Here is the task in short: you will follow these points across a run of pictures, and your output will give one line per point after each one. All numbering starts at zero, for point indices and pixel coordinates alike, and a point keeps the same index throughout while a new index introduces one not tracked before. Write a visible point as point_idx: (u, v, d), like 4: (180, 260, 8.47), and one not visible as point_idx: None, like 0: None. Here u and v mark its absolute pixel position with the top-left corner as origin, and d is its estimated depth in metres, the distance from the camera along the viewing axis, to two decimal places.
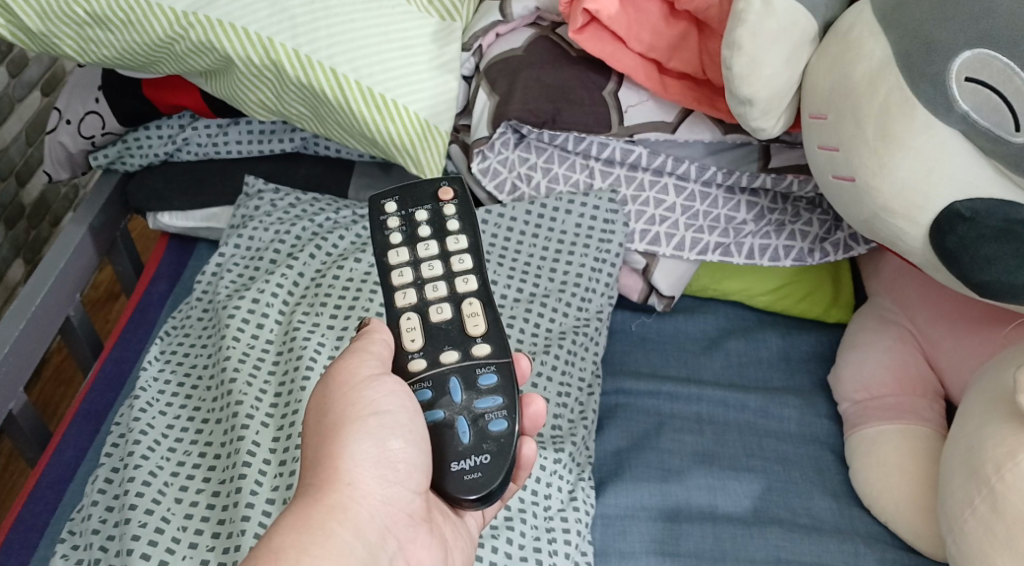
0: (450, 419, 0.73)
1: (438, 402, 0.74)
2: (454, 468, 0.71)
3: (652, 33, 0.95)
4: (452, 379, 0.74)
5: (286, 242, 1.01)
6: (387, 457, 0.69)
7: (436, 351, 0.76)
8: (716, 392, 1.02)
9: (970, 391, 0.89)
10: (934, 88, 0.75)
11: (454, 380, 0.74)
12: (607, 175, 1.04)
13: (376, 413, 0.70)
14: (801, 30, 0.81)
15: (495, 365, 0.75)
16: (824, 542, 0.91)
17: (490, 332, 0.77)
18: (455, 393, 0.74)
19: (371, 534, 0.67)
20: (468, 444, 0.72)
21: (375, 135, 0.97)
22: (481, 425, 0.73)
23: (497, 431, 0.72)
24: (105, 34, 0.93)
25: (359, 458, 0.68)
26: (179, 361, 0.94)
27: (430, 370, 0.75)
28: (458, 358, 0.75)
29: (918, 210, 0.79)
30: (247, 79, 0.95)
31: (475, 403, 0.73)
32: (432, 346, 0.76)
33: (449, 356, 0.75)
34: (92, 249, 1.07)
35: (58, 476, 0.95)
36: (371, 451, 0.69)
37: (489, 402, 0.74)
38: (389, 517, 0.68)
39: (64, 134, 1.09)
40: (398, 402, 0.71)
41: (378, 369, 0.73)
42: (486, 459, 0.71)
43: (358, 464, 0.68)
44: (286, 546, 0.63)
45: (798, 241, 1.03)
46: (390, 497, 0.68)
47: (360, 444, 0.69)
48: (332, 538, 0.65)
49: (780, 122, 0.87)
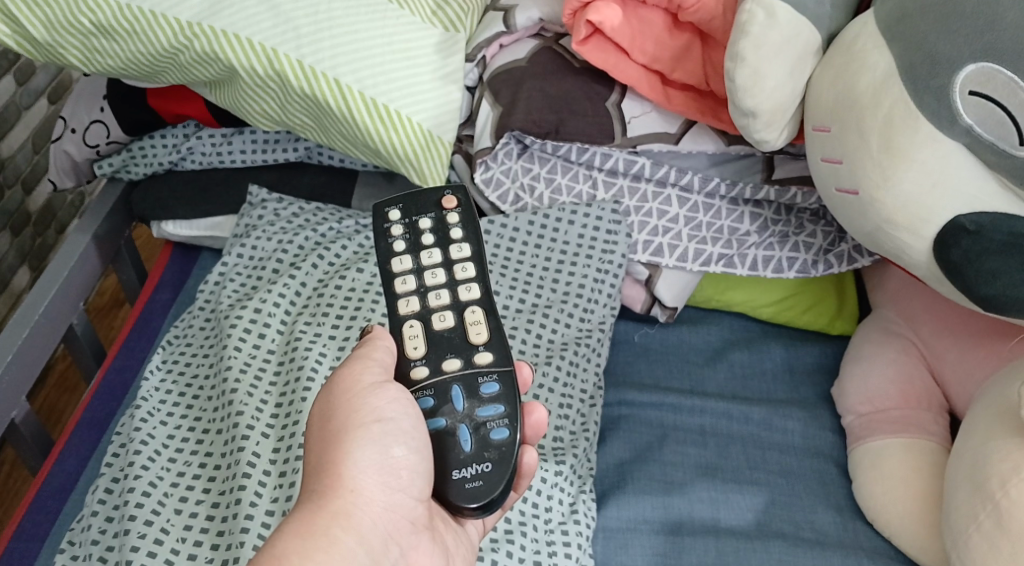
0: (452, 427, 0.73)
1: (439, 409, 0.73)
2: (455, 477, 0.71)
3: (655, 44, 0.94)
4: (453, 387, 0.74)
5: (289, 252, 1.01)
6: (390, 464, 0.69)
7: (439, 359, 0.75)
8: (718, 404, 1.01)
9: (975, 406, 0.89)
10: (938, 101, 0.75)
11: (456, 388, 0.74)
12: (610, 187, 1.03)
13: (379, 420, 0.70)
14: (804, 41, 0.80)
15: (497, 374, 0.75)
16: (827, 556, 0.90)
17: (492, 340, 0.77)
18: (456, 400, 0.74)
19: (374, 542, 0.67)
20: (469, 452, 0.72)
21: (378, 146, 0.97)
22: (483, 433, 0.72)
23: (499, 440, 0.72)
24: (110, 43, 0.93)
25: (362, 464, 0.68)
26: (181, 371, 0.94)
27: (431, 379, 0.75)
28: (460, 366, 0.75)
29: (922, 222, 0.78)
30: (250, 89, 0.95)
31: (477, 411, 0.73)
32: (434, 354, 0.76)
33: (451, 363, 0.75)
34: (96, 257, 1.07)
35: (59, 486, 0.95)
36: (374, 458, 0.68)
37: (491, 410, 0.73)
38: (391, 524, 0.68)
39: (69, 143, 1.09)
40: (401, 410, 0.71)
41: (381, 376, 0.73)
42: (487, 467, 0.71)
43: (361, 471, 0.68)
44: (289, 552, 0.63)
45: (802, 253, 1.03)
46: (392, 504, 0.68)
47: (363, 451, 0.68)
48: (334, 544, 0.65)
49: (783, 135, 0.86)
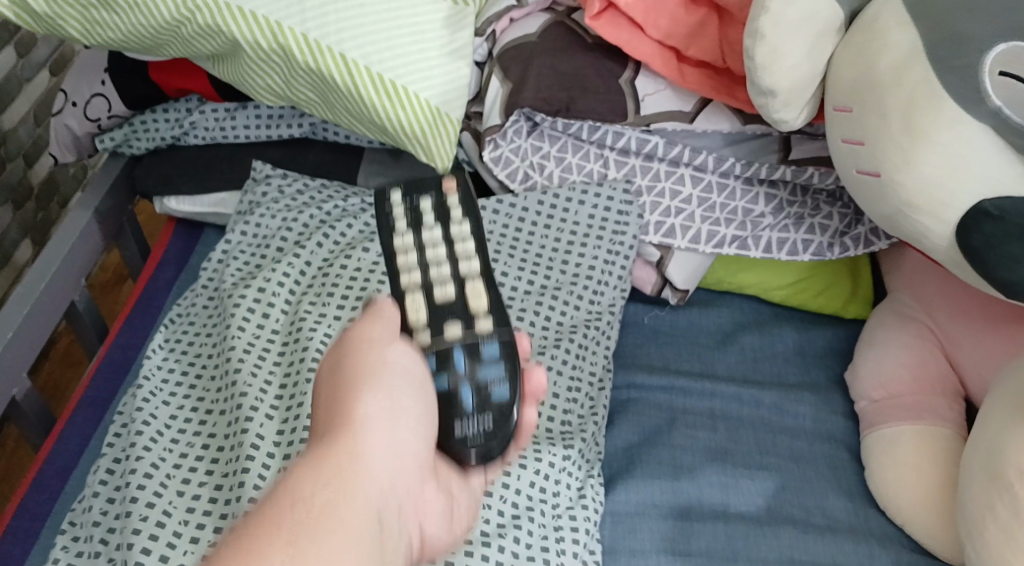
0: (454, 386, 0.71)
1: (439, 368, 0.71)
2: (457, 433, 0.70)
3: (671, 19, 0.92)
4: (454, 348, 0.72)
5: (293, 230, 0.99)
6: (399, 412, 0.67)
7: (439, 323, 0.73)
8: (729, 387, 1.00)
9: (992, 393, 0.86)
10: (965, 82, 0.73)
11: (456, 347, 0.72)
12: (622, 165, 1.01)
13: (389, 369, 0.68)
14: (824, 20, 0.78)
15: (498, 337, 0.73)
16: (839, 543, 0.89)
17: (493, 308, 0.74)
18: (456, 361, 0.71)
19: (387, 486, 0.64)
20: (471, 410, 0.71)
21: (385, 122, 0.94)
22: (484, 394, 0.71)
23: (500, 399, 0.71)
24: (110, 16, 0.91)
25: (374, 410, 0.66)
26: (183, 350, 0.92)
27: (432, 340, 0.72)
28: (461, 331, 0.73)
29: (943, 207, 0.76)
30: (254, 63, 0.93)
31: (478, 372, 0.71)
32: (435, 324, 0.73)
33: (452, 327, 0.73)
34: (98, 233, 1.05)
35: (62, 465, 0.94)
36: (384, 405, 0.66)
37: (492, 370, 0.72)
38: (401, 471, 0.65)
39: (71, 116, 1.07)
40: (409, 360, 0.69)
41: (391, 331, 0.71)
42: (490, 426, 0.70)
43: (373, 416, 0.65)
44: (305, 490, 0.60)
45: (817, 234, 1.01)
46: (402, 451, 0.66)
47: (375, 397, 0.66)
48: (351, 485, 0.62)
49: (802, 114, 0.84)
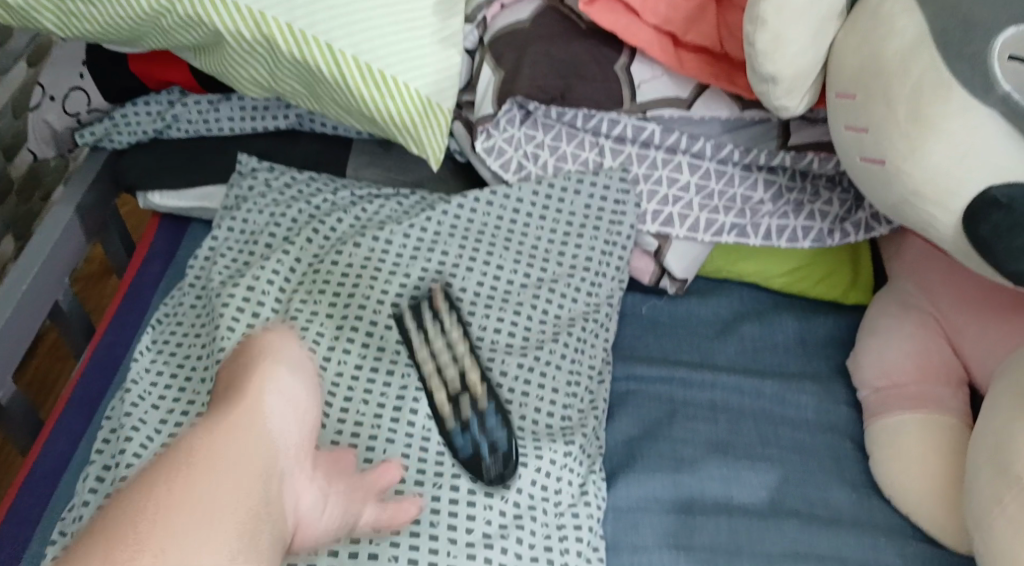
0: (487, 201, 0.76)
1: None
2: None
3: (668, 5, 0.89)
4: None
5: (282, 226, 0.97)
6: (298, 407, 0.69)
7: None
8: (730, 378, 0.98)
9: (998, 382, 0.85)
10: (973, 68, 0.71)
11: None
12: (618, 154, 0.99)
13: (277, 389, 0.68)
14: (828, 3, 0.75)
15: None
16: (843, 536, 0.88)
17: None
18: None
19: (261, 463, 0.63)
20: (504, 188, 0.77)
21: (374, 114, 0.92)
22: None
23: None
24: (87, 7, 0.88)
25: (271, 405, 0.67)
26: (172, 352, 0.90)
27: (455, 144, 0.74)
28: None
29: (950, 195, 0.74)
30: (238, 54, 0.90)
31: None
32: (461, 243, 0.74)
33: None
34: (81, 230, 1.03)
35: (50, 470, 0.91)
36: (281, 401, 0.68)
37: None
38: (292, 454, 0.67)
39: (50, 111, 1.03)
40: (292, 389, 0.69)
41: (285, 371, 0.70)
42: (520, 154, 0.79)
43: (273, 411, 0.67)
44: (195, 448, 0.62)
45: (818, 221, 0.99)
46: (300, 442, 0.68)
47: (270, 398, 0.67)
48: (214, 473, 0.61)
49: (804, 101, 0.82)
